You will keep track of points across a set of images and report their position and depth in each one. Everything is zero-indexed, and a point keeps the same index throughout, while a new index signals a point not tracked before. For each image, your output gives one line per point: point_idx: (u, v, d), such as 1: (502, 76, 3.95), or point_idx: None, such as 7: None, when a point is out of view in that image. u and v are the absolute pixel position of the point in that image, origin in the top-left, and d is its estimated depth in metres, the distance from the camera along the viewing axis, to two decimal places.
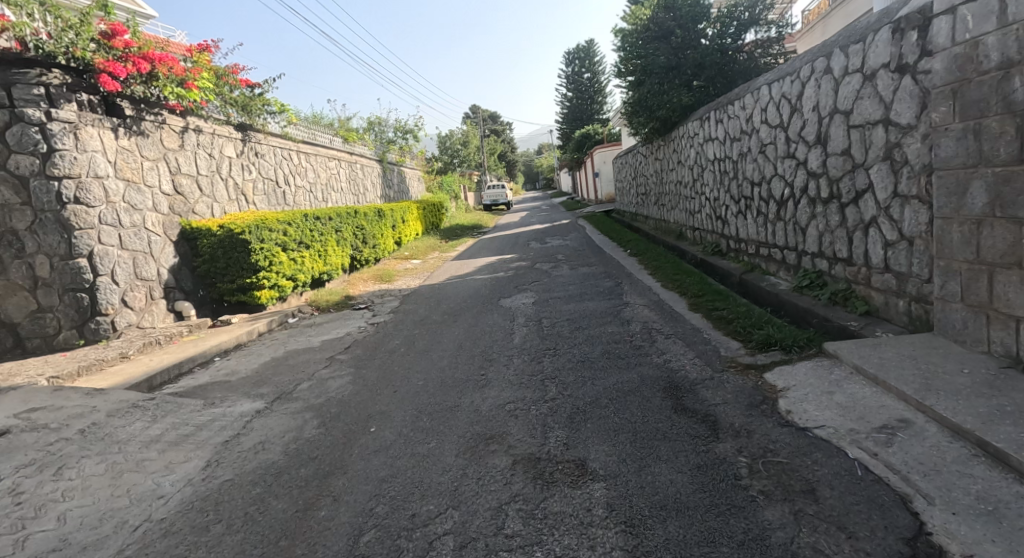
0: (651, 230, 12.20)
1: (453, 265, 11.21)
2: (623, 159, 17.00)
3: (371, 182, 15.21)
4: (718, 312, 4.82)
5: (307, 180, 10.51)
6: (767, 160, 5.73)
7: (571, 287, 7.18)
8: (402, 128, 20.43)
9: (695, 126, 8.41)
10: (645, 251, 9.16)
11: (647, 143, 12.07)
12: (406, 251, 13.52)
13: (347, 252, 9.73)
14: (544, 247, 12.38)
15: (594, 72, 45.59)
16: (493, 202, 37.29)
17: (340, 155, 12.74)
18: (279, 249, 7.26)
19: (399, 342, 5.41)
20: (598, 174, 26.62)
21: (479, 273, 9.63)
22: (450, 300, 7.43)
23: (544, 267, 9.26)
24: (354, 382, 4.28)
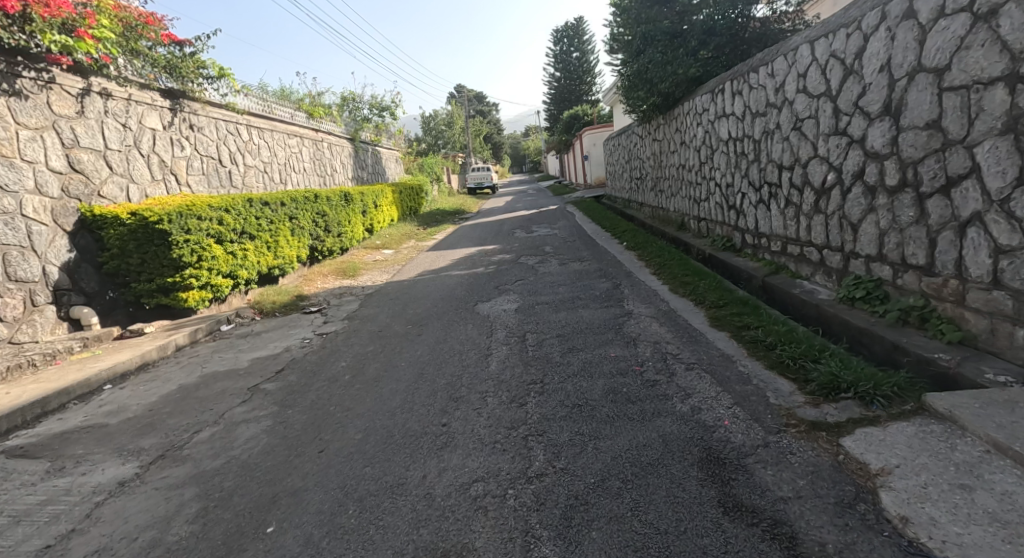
0: (647, 220, 11.17)
1: (429, 257, 10.07)
2: (615, 141, 15.88)
3: (341, 163, 13.91)
4: (751, 331, 3.79)
5: (259, 159, 9.27)
6: (805, 139, 4.67)
7: (561, 288, 6.11)
8: (379, 105, 19.04)
9: (705, 101, 7.30)
10: (642, 244, 8.13)
11: (643, 122, 10.98)
12: (378, 240, 12.34)
13: (304, 242, 8.55)
14: (529, 237, 11.28)
15: (583, 51, 44.12)
16: (478, 186, 35.96)
17: (303, 131, 11.45)
18: (212, 241, 6.09)
19: (347, 363, 4.32)
20: (587, 158, 25.45)
21: (456, 267, 8.53)
22: (419, 302, 6.33)
23: (530, 262, 8.17)
24: (272, 431, 3.18)
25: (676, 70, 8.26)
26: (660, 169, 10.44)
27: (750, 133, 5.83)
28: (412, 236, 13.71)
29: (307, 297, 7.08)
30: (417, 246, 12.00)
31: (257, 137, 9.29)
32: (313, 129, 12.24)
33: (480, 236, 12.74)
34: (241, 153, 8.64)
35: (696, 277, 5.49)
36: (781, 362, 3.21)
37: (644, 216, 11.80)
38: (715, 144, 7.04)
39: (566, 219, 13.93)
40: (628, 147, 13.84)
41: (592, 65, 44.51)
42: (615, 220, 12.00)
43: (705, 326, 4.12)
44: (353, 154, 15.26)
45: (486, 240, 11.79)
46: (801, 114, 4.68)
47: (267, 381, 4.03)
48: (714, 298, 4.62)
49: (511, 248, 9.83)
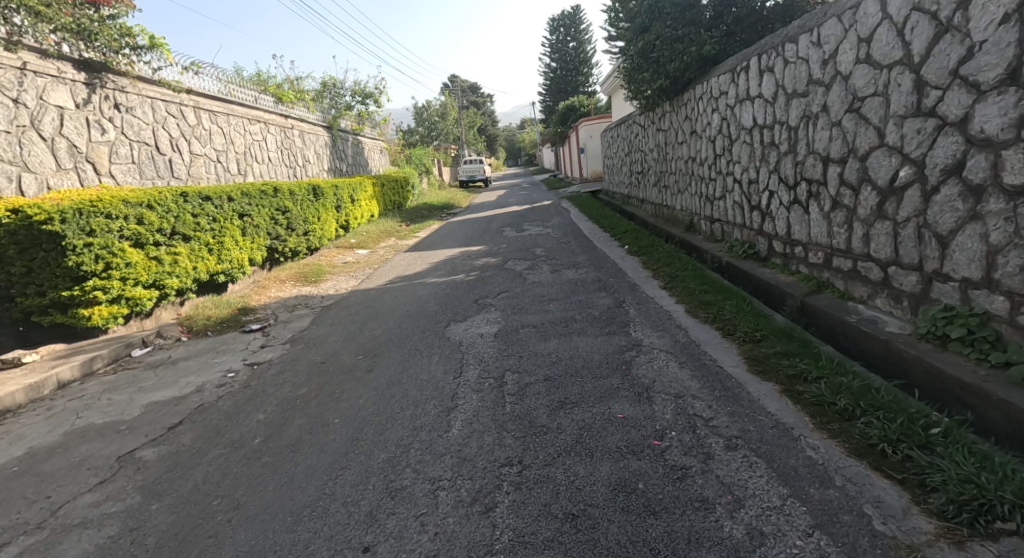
0: (649, 219, 10.13)
1: (406, 259, 9.00)
2: (614, 132, 14.80)
3: (315, 153, 12.76)
4: (810, 384, 2.78)
5: (210, 146, 8.17)
6: (866, 124, 3.62)
7: (553, 306, 5.07)
8: (362, 92, 17.91)
9: (724, 82, 6.24)
10: (646, 248, 7.11)
11: (646, 110, 9.92)
12: (353, 239, 11.25)
13: (259, 243, 7.47)
14: (519, 237, 10.25)
15: (579, 40, 42.90)
16: (470, 179, 34.82)
17: (266, 116, 10.31)
18: (127, 244, 5.04)
19: (265, 416, 3.26)
20: (584, 150, 24.38)
21: (434, 273, 7.47)
22: (382, 319, 5.27)
23: (517, 268, 7.13)
24: (115, 546, 2.15)
25: (688, 47, 7.16)
26: (665, 163, 9.40)
27: (784, 118, 4.77)
28: (393, 233, 12.64)
29: (252, 309, 6.03)
30: (396, 245, 10.94)
31: (207, 121, 8.18)
32: (280, 115, 11.11)
33: (466, 234, 11.67)
34: (185, 139, 7.55)
35: (717, 295, 4.47)
36: (869, 444, 2.20)
37: (646, 215, 10.76)
38: (736, 133, 5.98)
39: (560, 216, 12.87)
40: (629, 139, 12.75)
41: (589, 55, 43.32)
42: (614, 218, 10.97)
43: (742, 370, 3.10)
44: (330, 143, 14.08)
45: (472, 239, 10.72)
46: (861, 91, 3.63)
47: (151, 444, 2.98)
48: (747, 328, 3.60)
49: (498, 249, 8.78)
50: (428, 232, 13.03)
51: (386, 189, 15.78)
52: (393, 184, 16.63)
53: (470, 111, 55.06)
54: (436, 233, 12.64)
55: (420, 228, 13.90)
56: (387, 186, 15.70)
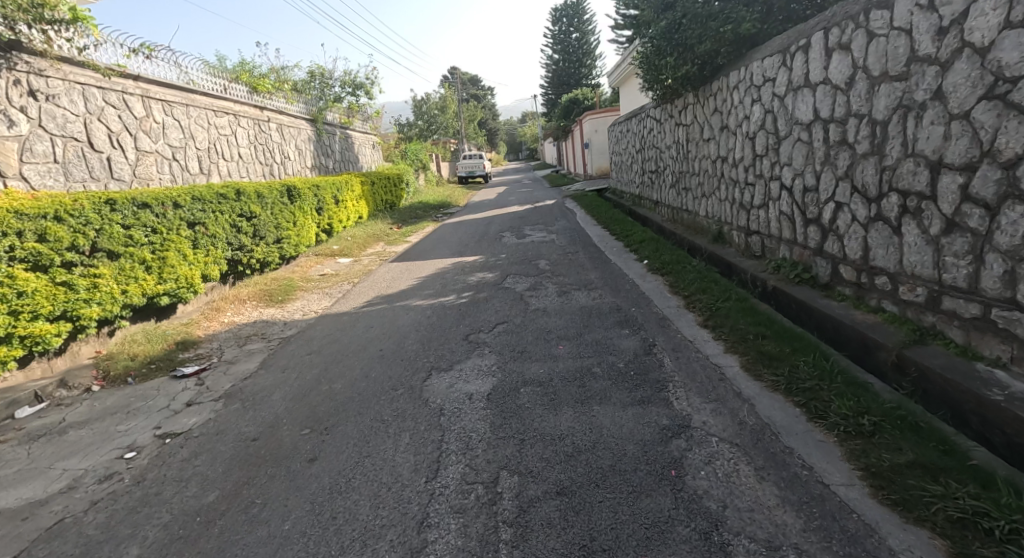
0: (665, 225, 9.07)
1: (391, 272, 7.94)
2: (624, 127, 13.69)
3: (295, 149, 11.64)
4: (1005, 547, 1.70)
5: (161, 142, 7.07)
6: (1023, 118, 2.55)
7: (562, 350, 4.00)
8: (351, 83, 17.12)
9: (772, 67, 5.15)
10: (669, 265, 6.02)
11: (664, 102, 8.82)
12: (335, 246, 10.18)
13: (214, 256, 6.39)
14: (519, 245, 9.17)
15: (582, 32, 41.68)
16: (469, 174, 33.75)
17: (233, 108, 9.20)
18: (20, 268, 3.98)
19: (142, 554, 2.17)
20: (588, 145, 23.27)
21: (421, 291, 6.43)
22: (349, 362, 4.23)
23: (517, 289, 6.07)
24: None
25: (723, 25, 6.04)
26: (686, 162, 8.32)
27: (867, 109, 3.69)
28: (381, 238, 11.57)
29: (195, 342, 4.96)
30: (381, 253, 9.87)
31: (159, 112, 7.09)
32: (252, 106, 10.03)
33: (461, 239, 10.62)
34: (130, 133, 6.46)
35: (782, 343, 3.39)
36: None
37: (661, 220, 9.70)
38: (788, 129, 4.89)
39: (564, 219, 11.82)
40: (642, 134, 11.64)
41: (593, 47, 42.13)
42: (625, 223, 9.89)
43: (865, 497, 2.02)
44: (314, 138, 12.96)
45: (467, 246, 9.66)
46: (1013, 69, 2.57)
47: None
48: (847, 408, 2.53)
49: (496, 261, 7.74)
50: (420, 236, 11.96)
51: (376, 187, 14.68)
52: (384, 181, 15.53)
53: (470, 104, 53.84)
54: (428, 237, 11.58)
55: (412, 231, 12.82)
56: (377, 185, 14.62)
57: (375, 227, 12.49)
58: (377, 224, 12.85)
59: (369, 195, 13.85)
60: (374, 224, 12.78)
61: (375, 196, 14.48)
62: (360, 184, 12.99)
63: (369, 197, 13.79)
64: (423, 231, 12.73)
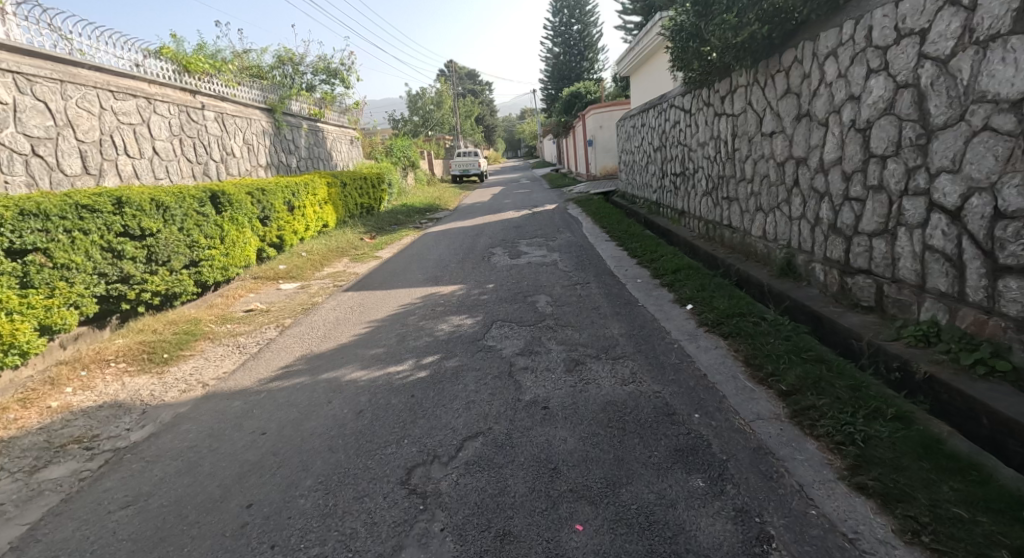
0: (698, 244, 7.13)
1: (339, 309, 5.96)
2: (641, 120, 11.70)
3: (240, 143, 9.62)
4: None
5: (9, 130, 5.08)
6: None
7: (578, 546, 2.03)
8: (325, 69, 15.46)
9: (915, 12, 3.18)
10: (730, 319, 4.07)
11: (702, 83, 6.83)
12: (280, 266, 8.20)
13: (59, 294, 4.43)
14: (511, 268, 7.23)
15: (584, 23, 39.68)
16: (464, 173, 31.83)
17: (144, 89, 7.19)
18: None
19: None
20: (593, 142, 21.32)
21: (368, 349, 4.47)
22: (181, 539, 2.28)
23: (505, 352, 4.13)
24: None
25: None
26: (734, 164, 6.36)
27: None
28: (343, 254, 9.60)
29: None
30: (337, 277, 7.88)
31: (6, 89, 5.11)
32: (178, 89, 8.04)
33: (442, 257, 8.67)
34: None
35: None
36: None
37: (693, 237, 7.74)
38: (956, 114, 2.93)
39: (568, 231, 9.86)
40: (666, 129, 9.63)
41: (595, 39, 40.17)
42: (644, 239, 7.94)
43: None
44: (270, 131, 10.90)
45: (448, 267, 7.73)
46: None
47: None
48: None
49: (481, 296, 5.82)
50: (392, 250, 9.97)
51: (347, 190, 12.70)
52: (359, 182, 13.54)
53: (466, 99, 51.90)
54: (404, 252, 9.61)
55: (385, 243, 10.84)
56: (349, 187, 12.64)
57: (340, 239, 10.49)
58: (343, 234, 10.87)
59: (337, 200, 11.84)
60: (340, 235, 10.80)
61: (346, 199, 12.48)
62: (324, 186, 11.01)
63: (338, 201, 11.79)
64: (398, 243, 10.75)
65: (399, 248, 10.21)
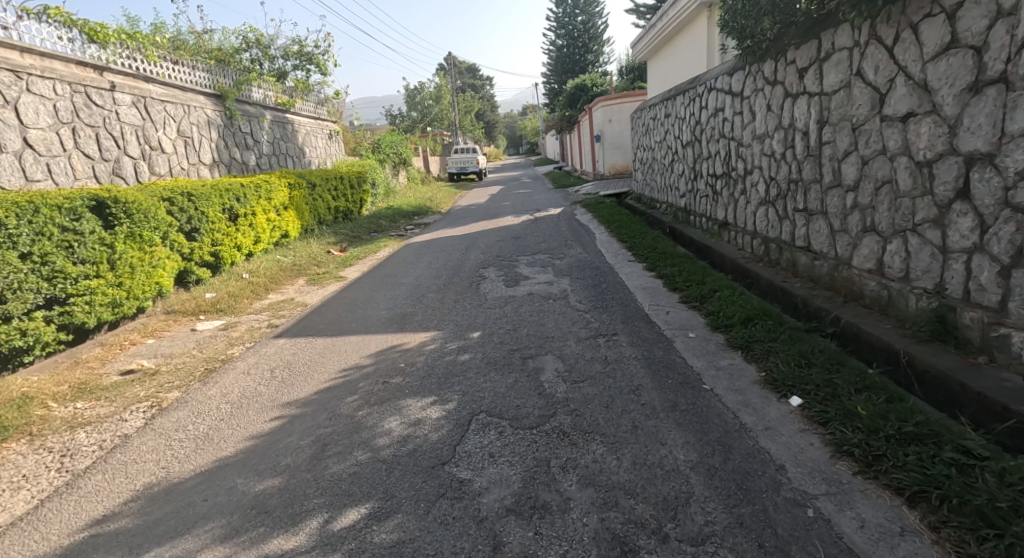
0: (760, 273, 5.31)
1: (257, 373, 4.14)
2: (665, 109, 9.88)
3: (171, 135, 7.80)
4: None
5: None
6: None
7: None
8: (297, 53, 13.69)
9: None
10: (904, 451, 2.23)
11: (775, 42, 5.00)
12: (208, 294, 6.38)
13: None
14: (504, 303, 5.43)
15: (589, 14, 37.92)
16: (461, 171, 30.08)
17: (13, 60, 5.34)
18: None
19: None
20: (601, 138, 19.51)
21: (261, 478, 2.66)
22: None
23: (488, 502, 2.34)
24: None
25: None
26: (822, 165, 4.53)
27: None
28: (298, 276, 7.79)
29: None
30: (279, 312, 6.04)
31: None
32: (74, 63, 6.20)
33: (421, 281, 6.86)
34: None
35: None
36: None
37: (746, 261, 5.91)
38: None
39: (578, 246, 8.03)
40: (701, 119, 7.77)
41: (599, 31, 38.33)
42: (682, 261, 6.10)
43: None
44: (216, 121, 9.05)
45: (425, 298, 5.92)
46: None
47: None
48: None
49: (461, 359, 4.03)
50: (360, 270, 8.14)
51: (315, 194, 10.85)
52: (330, 183, 11.68)
53: (466, 95, 50.09)
54: (373, 273, 7.78)
55: (355, 259, 9.02)
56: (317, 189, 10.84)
57: (297, 254, 8.66)
58: (303, 248, 9.04)
59: (300, 206, 9.99)
60: (300, 250, 8.97)
61: (313, 204, 10.64)
62: (281, 190, 9.17)
63: (301, 208, 9.95)
64: (370, 259, 8.93)
65: (370, 266, 8.38)
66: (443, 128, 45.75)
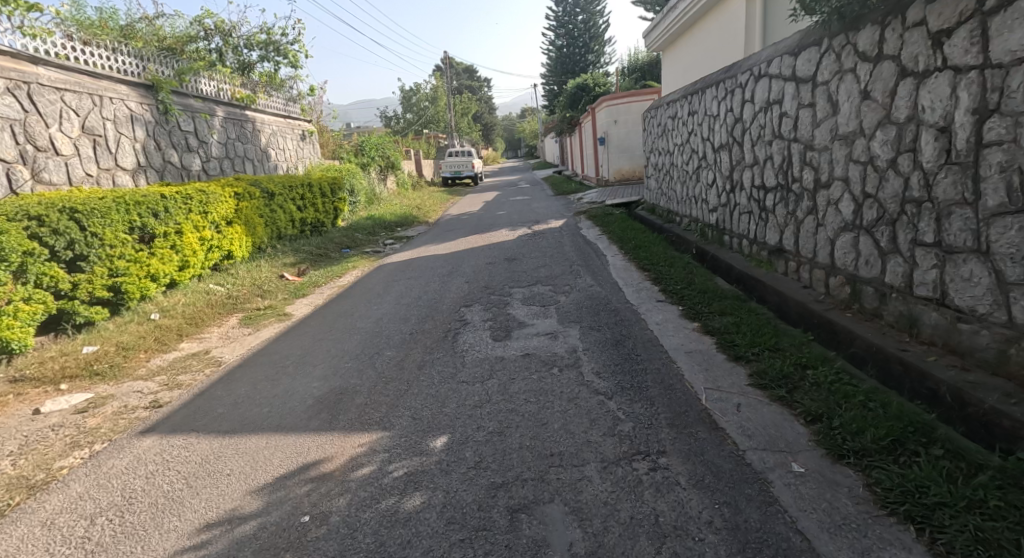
0: (856, 331, 3.73)
1: (65, 524, 2.49)
2: (690, 105, 8.29)
3: (70, 133, 6.18)
4: None
5: None
6: None
7: None
8: (262, 42, 12.11)
9: None
10: None
11: None
12: (88, 346, 4.72)
13: None
14: (487, 373, 3.82)
15: (590, 13, 36.56)
16: (456, 175, 28.48)
17: None
18: None
19: None
20: (605, 140, 17.96)
21: None
22: None
23: None
24: None
25: None
26: (982, 178, 2.94)
27: None
28: (228, 315, 6.11)
29: None
30: (176, 376, 4.37)
31: None
32: None
33: (384, 325, 5.25)
34: None
35: None
36: None
37: (826, 309, 4.31)
38: None
39: (587, 276, 6.41)
40: (745, 115, 6.18)
41: (601, 30, 36.90)
42: (734, 306, 4.47)
43: None
44: (140, 117, 7.43)
45: (382, 357, 4.31)
46: None
47: None
48: None
49: (408, 506, 2.42)
50: (310, 306, 6.48)
51: (265, 206, 9.15)
52: (285, 192, 9.98)
53: (462, 96, 48.54)
54: (324, 311, 6.12)
55: (310, 288, 7.36)
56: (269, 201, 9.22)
57: (234, 285, 6.97)
58: (243, 275, 7.37)
59: (245, 223, 8.30)
60: (241, 278, 7.31)
61: (263, 218, 8.96)
62: (218, 203, 7.47)
63: (245, 223, 8.27)
64: (327, 289, 7.26)
65: (324, 300, 6.71)
66: (438, 131, 44.18)
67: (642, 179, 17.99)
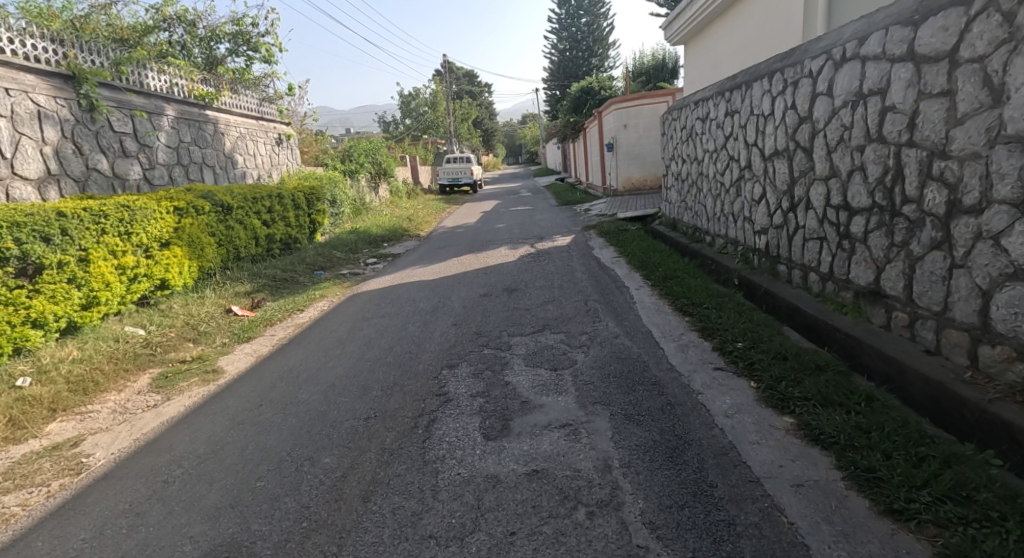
0: None
1: None
2: (730, 103, 6.88)
3: None
4: None
5: None
6: None
7: None
8: (231, 33, 10.74)
9: None
10: None
11: None
12: None
13: None
14: (469, 519, 2.38)
15: (593, 15, 35.34)
16: (453, 182, 27.04)
17: None
18: None
19: None
20: (613, 146, 16.59)
21: None
22: None
23: None
24: None
25: None
26: None
27: None
28: (135, 374, 4.60)
29: None
30: (1, 496, 2.86)
31: None
32: None
33: (336, 399, 3.81)
34: None
35: None
36: None
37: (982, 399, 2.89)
38: None
39: (608, 324, 4.98)
40: (816, 113, 4.76)
41: (605, 33, 35.61)
42: (840, 388, 3.04)
43: None
44: (51, 115, 6.04)
45: (316, 470, 2.86)
46: None
47: None
48: None
49: None
50: (249, 359, 4.96)
51: (218, 222, 7.67)
52: (246, 205, 8.51)
53: (461, 101, 47.22)
54: (262, 370, 4.63)
55: (258, 329, 5.88)
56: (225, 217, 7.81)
57: (158, 327, 5.47)
58: (175, 314, 5.86)
59: (188, 244, 6.82)
60: (171, 316, 5.82)
61: (214, 237, 7.47)
62: (143, 223, 6.02)
63: (187, 245, 6.78)
64: (279, 333, 5.74)
65: (270, 350, 5.21)
66: (437, 136, 42.80)
67: (653, 188, 16.57)
